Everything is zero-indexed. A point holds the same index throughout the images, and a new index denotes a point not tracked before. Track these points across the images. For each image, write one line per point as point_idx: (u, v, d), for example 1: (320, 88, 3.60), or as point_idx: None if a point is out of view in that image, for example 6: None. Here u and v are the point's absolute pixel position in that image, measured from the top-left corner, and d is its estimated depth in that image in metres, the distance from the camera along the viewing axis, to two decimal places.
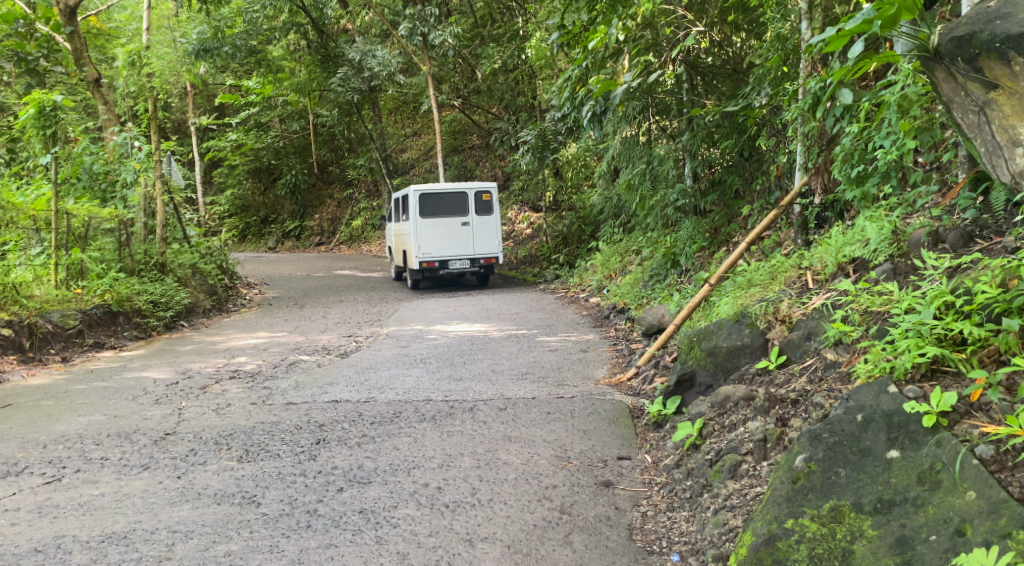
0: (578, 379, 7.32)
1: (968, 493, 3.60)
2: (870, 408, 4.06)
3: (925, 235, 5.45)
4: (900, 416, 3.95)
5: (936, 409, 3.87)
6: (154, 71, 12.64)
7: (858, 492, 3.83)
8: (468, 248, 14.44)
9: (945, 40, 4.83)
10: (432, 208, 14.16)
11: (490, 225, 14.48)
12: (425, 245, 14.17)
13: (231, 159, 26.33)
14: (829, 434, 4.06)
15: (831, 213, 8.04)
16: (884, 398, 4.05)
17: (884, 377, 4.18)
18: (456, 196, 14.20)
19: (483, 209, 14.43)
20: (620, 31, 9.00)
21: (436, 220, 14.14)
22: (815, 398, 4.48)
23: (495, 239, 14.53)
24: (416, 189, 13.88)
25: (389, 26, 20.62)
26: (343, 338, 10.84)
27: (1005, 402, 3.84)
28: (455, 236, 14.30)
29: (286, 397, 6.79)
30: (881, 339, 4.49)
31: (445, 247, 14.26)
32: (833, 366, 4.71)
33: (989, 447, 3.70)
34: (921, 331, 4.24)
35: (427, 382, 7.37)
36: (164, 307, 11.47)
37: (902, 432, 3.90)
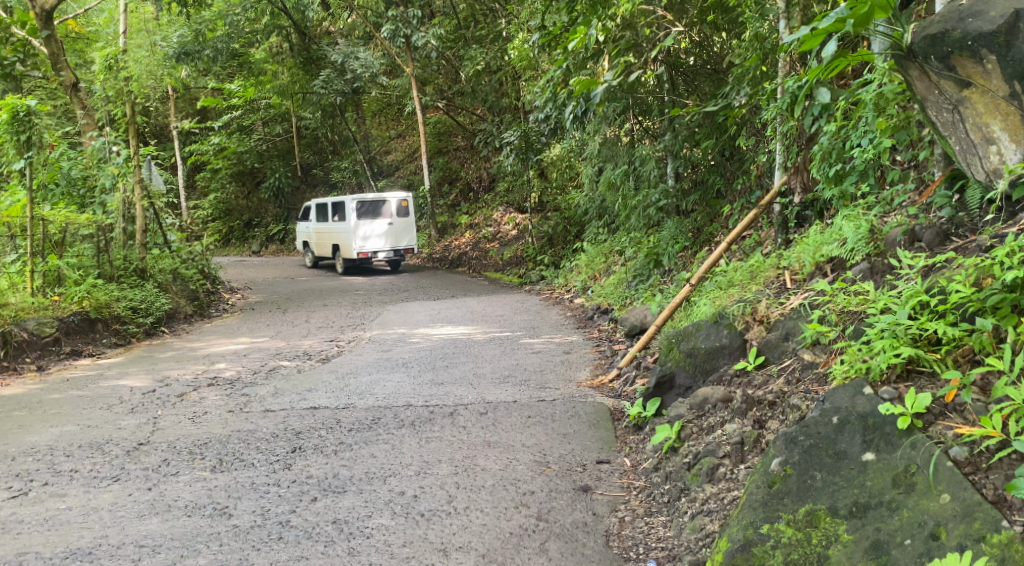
0: (560, 382, 7.28)
1: (942, 496, 3.60)
2: (845, 410, 4.03)
3: (901, 234, 5.46)
4: (875, 418, 3.93)
5: (910, 411, 3.86)
6: (131, 75, 12.59)
7: (834, 496, 3.81)
8: (391, 242, 17.86)
9: (918, 38, 4.80)
10: (364, 211, 17.46)
11: (409, 224, 17.98)
12: (358, 240, 17.47)
13: (213, 162, 26.22)
14: (804, 437, 4.03)
15: (811, 212, 8.05)
16: (859, 400, 4.03)
17: (860, 378, 4.16)
18: (381, 202, 17.49)
19: (402, 212, 17.79)
20: (599, 32, 8.99)
21: (367, 221, 17.44)
22: (792, 400, 4.46)
23: (414, 235, 18.04)
24: (352, 198, 17.05)
25: (372, 29, 20.71)
26: (325, 343, 10.75)
27: (978, 403, 3.82)
28: (381, 233, 17.75)
29: (264, 405, 6.75)
30: (857, 339, 4.47)
31: (374, 241, 17.68)
32: (811, 367, 4.69)
33: (963, 449, 3.70)
34: (896, 331, 4.22)
35: (408, 387, 7.31)
36: (144, 314, 11.37)
37: (878, 434, 3.88)
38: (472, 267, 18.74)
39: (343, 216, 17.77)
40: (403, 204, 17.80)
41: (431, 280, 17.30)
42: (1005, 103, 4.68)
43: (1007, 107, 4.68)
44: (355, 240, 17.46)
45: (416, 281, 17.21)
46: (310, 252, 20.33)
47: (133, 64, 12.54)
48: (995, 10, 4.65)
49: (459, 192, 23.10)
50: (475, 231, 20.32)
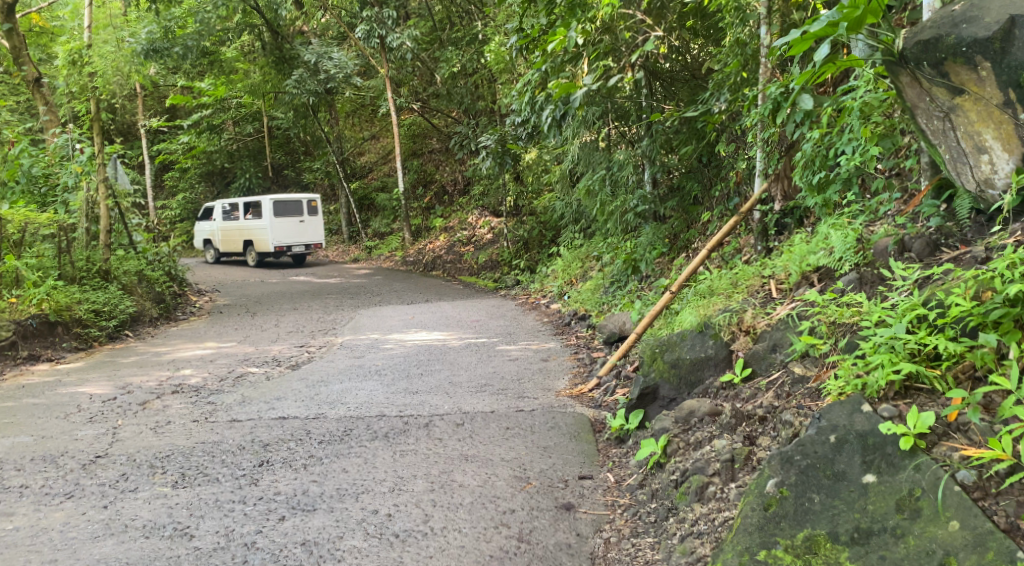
0: (538, 391, 7.10)
1: (951, 523, 3.52)
2: (843, 428, 3.97)
3: (891, 243, 5.35)
4: (876, 437, 3.86)
5: (914, 431, 3.77)
6: (96, 71, 12.35)
7: (834, 520, 3.73)
8: (303, 238, 20.60)
9: (911, 44, 4.70)
10: (280, 210, 20.08)
11: (316, 222, 20.86)
12: (276, 236, 20.06)
13: (182, 162, 25.82)
14: (801, 457, 3.96)
15: (791, 219, 7.95)
16: (857, 418, 3.96)
17: (857, 394, 4.07)
18: (295, 202, 20.22)
19: (312, 212, 20.63)
20: (578, 35, 8.83)
21: (283, 219, 20.10)
22: (784, 416, 4.37)
23: (320, 232, 20.96)
24: (271, 199, 19.57)
25: (347, 28, 20.62)
26: (295, 349, 10.50)
27: (984, 423, 3.73)
28: (293, 230, 20.43)
29: (230, 414, 6.70)
30: (850, 353, 4.40)
31: (288, 237, 20.27)
32: (801, 381, 4.59)
33: (972, 472, 3.61)
34: (893, 346, 4.12)
35: (382, 395, 7.12)
36: (107, 317, 11.13)
37: (879, 455, 3.81)
38: (446, 271, 18.53)
39: (259, 215, 20.18)
40: (313, 205, 20.65)
41: (405, 284, 17.07)
42: (998, 112, 4.56)
43: (1000, 115, 4.56)
44: (273, 235, 19.98)
45: (389, 285, 16.98)
46: (211, 248, 22.28)
47: (98, 59, 12.28)
48: (991, 15, 4.54)
49: (433, 195, 22.87)
50: (449, 234, 20.10)
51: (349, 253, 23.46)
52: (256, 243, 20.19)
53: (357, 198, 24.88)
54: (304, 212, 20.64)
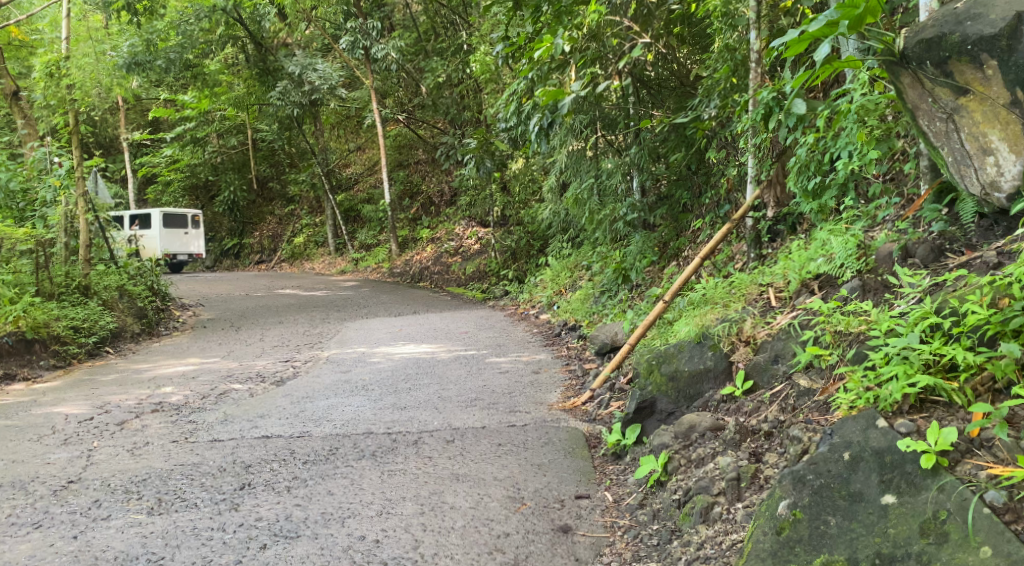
0: (530, 405, 6.89)
1: (982, 549, 3.47)
2: (857, 445, 3.92)
3: (895, 249, 5.20)
4: (894, 455, 3.81)
5: (935, 449, 3.72)
6: (74, 82, 12.04)
7: (852, 546, 3.68)
8: (187, 247, 22.67)
9: (912, 43, 4.54)
10: (169, 221, 22.12)
11: (198, 234, 23.05)
12: (163, 244, 22.10)
13: (166, 175, 25.53)
14: (814, 476, 3.92)
15: (783, 226, 7.75)
16: (872, 434, 3.92)
17: (870, 409, 4.03)
18: (180, 215, 22.34)
19: (195, 224, 22.83)
20: (565, 41, 8.70)
21: (171, 229, 22.14)
22: (793, 431, 4.31)
23: (202, 243, 23.25)
24: (160, 211, 21.59)
25: (331, 40, 20.51)
26: (279, 364, 10.24)
27: (1010, 439, 3.70)
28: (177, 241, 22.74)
29: (211, 434, 6.48)
30: (859, 364, 4.35)
31: (174, 246, 22.34)
32: (808, 393, 4.54)
33: (1002, 494, 3.55)
34: (908, 356, 4.10)
35: (368, 412, 6.90)
36: (86, 333, 10.94)
37: (898, 474, 3.76)
38: (434, 282, 18.30)
39: (147, 226, 22.12)
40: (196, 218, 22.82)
41: (392, 295, 16.85)
42: (1006, 112, 4.40)
43: (1007, 115, 4.40)
44: (162, 244, 22.08)
45: (375, 297, 16.76)
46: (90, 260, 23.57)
47: (76, 71, 11.96)
48: (998, 11, 4.38)
49: (419, 206, 22.63)
50: (436, 245, 19.85)
51: (336, 265, 23.20)
52: (144, 251, 22.07)
53: (343, 210, 24.63)
54: (187, 224, 22.87)
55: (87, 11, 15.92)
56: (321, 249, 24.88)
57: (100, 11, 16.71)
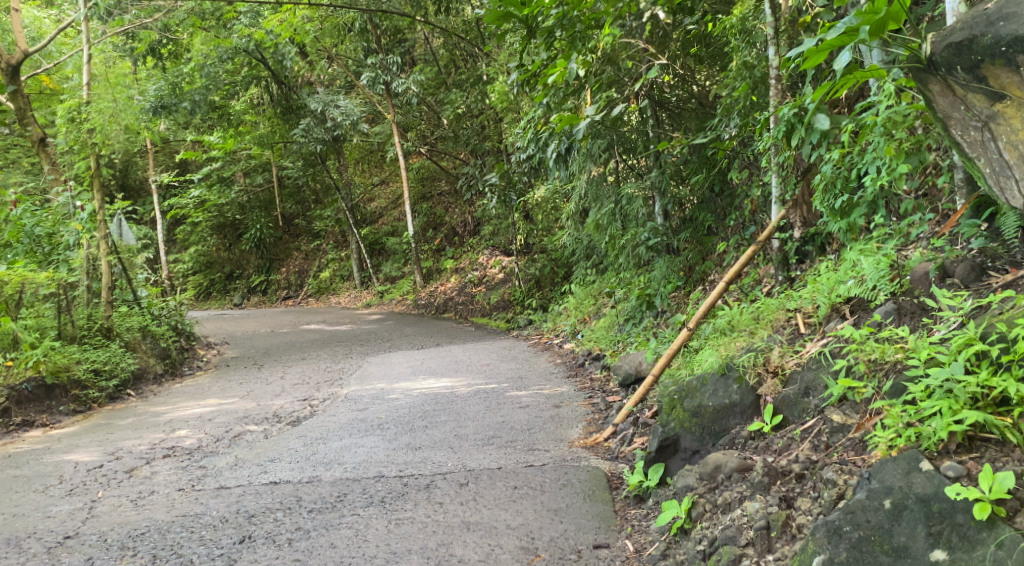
0: (549, 442, 6.58)
1: None
2: (900, 491, 3.97)
3: (931, 269, 4.93)
4: (943, 504, 3.87)
5: (990, 498, 3.77)
6: (95, 126, 11.99)
7: None
8: None
9: (940, 47, 4.23)
10: None
11: None
12: None
13: (193, 216, 25.46)
14: (851, 528, 3.97)
15: (812, 246, 7.45)
16: (916, 480, 3.96)
17: (913, 449, 4.07)
18: None
19: None
20: (579, 65, 8.48)
21: None
22: (826, 473, 4.28)
23: None
24: None
25: (352, 77, 20.45)
26: (297, 403, 10.01)
27: None
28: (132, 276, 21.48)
29: (218, 481, 6.22)
30: (897, 397, 4.34)
31: None
32: (841, 430, 4.50)
33: None
34: (953, 388, 4.11)
35: (381, 453, 6.63)
36: (107, 376, 10.80)
37: (949, 526, 3.83)
38: (458, 313, 18.06)
39: None
40: None
41: (416, 327, 16.60)
42: None
43: None
44: None
45: (399, 330, 16.52)
46: None
47: (95, 114, 11.99)
48: None
49: (443, 236, 22.44)
50: (461, 275, 19.60)
51: (361, 298, 23.05)
52: None
53: (367, 243, 24.46)
54: None
55: (114, 53, 15.88)
56: (346, 283, 24.77)
57: (124, 55, 16.73)
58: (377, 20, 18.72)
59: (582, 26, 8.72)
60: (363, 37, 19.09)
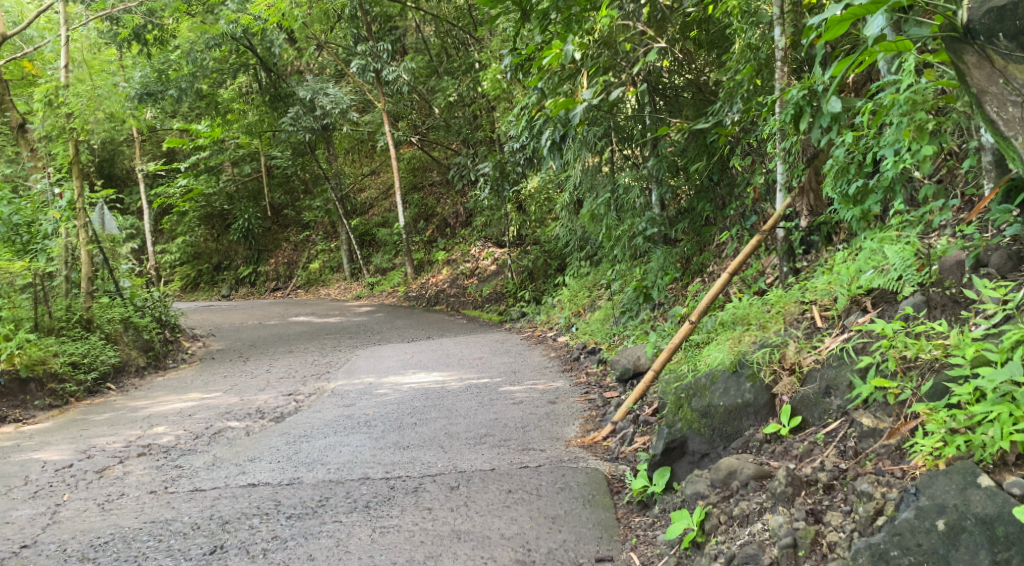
0: (545, 441, 6.23)
1: None
2: (956, 510, 3.75)
3: (967, 258, 4.72)
4: (1006, 526, 3.65)
5: None
6: (73, 111, 11.60)
7: None
8: None
9: (980, 13, 4.00)
10: None
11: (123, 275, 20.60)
12: None
13: (180, 206, 24.97)
14: (901, 551, 3.76)
15: (817, 236, 7.07)
16: (973, 498, 3.75)
17: (969, 463, 3.85)
18: None
19: None
20: (575, 48, 8.09)
21: None
22: (861, 485, 4.10)
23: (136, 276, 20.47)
24: None
25: (343, 65, 19.96)
26: (282, 397, 9.64)
27: None
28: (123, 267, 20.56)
29: (193, 482, 5.83)
30: (937, 399, 4.20)
31: None
32: (871, 434, 4.33)
33: None
34: (1011, 391, 3.93)
35: (367, 452, 6.28)
36: (86, 369, 10.41)
37: (1012, 550, 3.62)
38: (450, 305, 17.68)
39: None
40: None
41: (407, 320, 16.21)
42: None
43: None
44: None
45: (390, 322, 16.14)
46: None
47: (73, 98, 11.53)
48: None
49: (435, 228, 22.03)
50: (452, 267, 19.21)
51: (351, 290, 22.67)
52: None
53: (358, 234, 24.01)
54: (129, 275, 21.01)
55: (101, 38, 15.42)
56: (336, 274, 24.37)
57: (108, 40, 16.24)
58: (367, 5, 18.33)
59: (578, 9, 8.23)
60: (353, 24, 18.71)
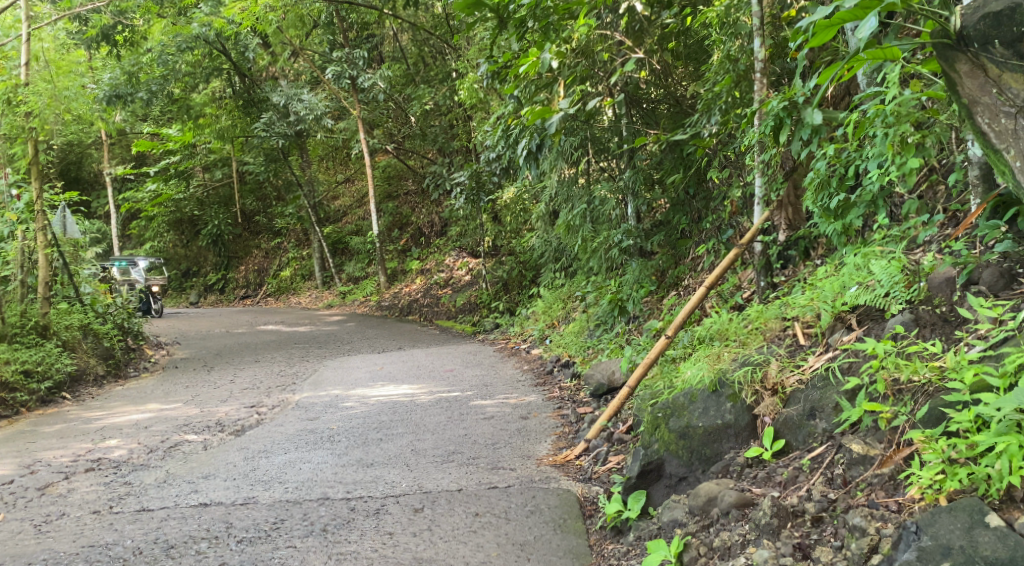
0: (515, 459, 5.98)
1: None
2: (963, 550, 3.58)
3: (959, 276, 4.55)
4: None
5: None
6: (32, 109, 11.09)
7: None
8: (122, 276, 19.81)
9: (975, 19, 3.81)
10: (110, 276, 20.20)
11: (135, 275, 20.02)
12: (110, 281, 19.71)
13: (148, 210, 24.45)
14: None
15: (795, 251, 6.89)
16: (980, 537, 3.58)
17: (975, 498, 3.68)
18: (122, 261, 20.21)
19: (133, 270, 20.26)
20: (551, 57, 7.89)
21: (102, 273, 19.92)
22: (853, 518, 3.90)
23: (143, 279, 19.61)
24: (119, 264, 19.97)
25: (318, 72, 19.61)
26: (244, 409, 9.31)
27: None
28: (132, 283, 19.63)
29: (141, 501, 5.53)
30: (933, 425, 4.01)
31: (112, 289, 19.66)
32: (862, 462, 4.14)
33: None
34: (1015, 421, 3.73)
35: (329, 470, 6.00)
36: (39, 378, 10.00)
37: None
38: (423, 315, 17.36)
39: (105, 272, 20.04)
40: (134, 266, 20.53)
41: (378, 330, 15.92)
42: None
43: None
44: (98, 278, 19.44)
45: (361, 332, 15.82)
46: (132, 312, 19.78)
47: (33, 96, 10.98)
48: None
49: (409, 237, 21.77)
50: (426, 277, 18.91)
51: (322, 299, 22.28)
52: None
53: (330, 242, 23.67)
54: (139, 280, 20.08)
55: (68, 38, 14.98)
56: (308, 283, 24.04)
57: (77, 42, 15.81)
58: (343, 12, 18.16)
59: (556, 18, 7.98)
60: (329, 30, 18.52)
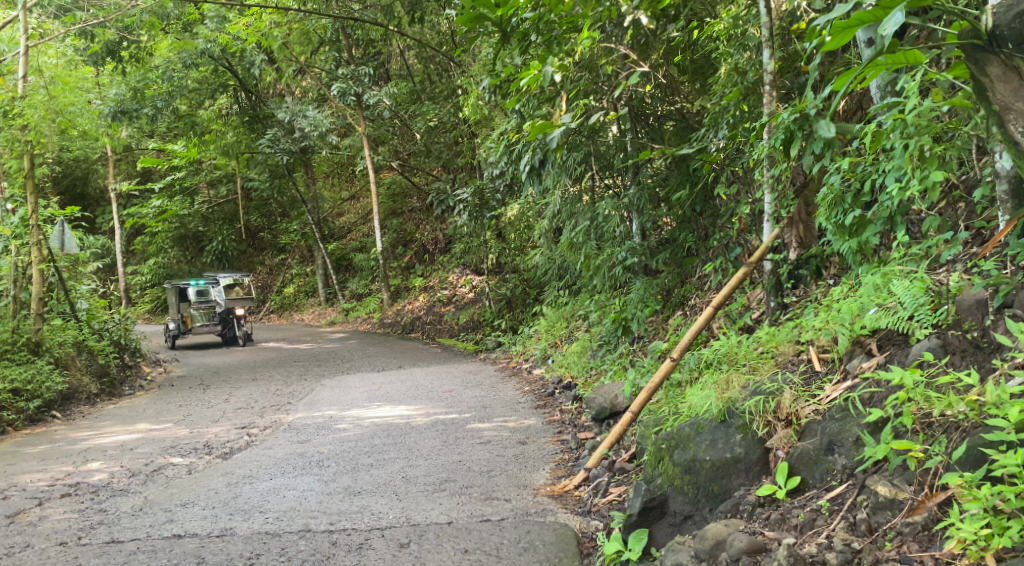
0: (509, 489, 5.63)
1: None
2: None
3: (995, 298, 4.21)
4: None
5: None
6: (28, 122, 10.71)
7: None
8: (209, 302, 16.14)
9: (1008, 18, 3.56)
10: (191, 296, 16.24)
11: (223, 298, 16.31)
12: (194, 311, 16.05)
13: (153, 227, 24.18)
14: None
15: (806, 270, 6.56)
16: None
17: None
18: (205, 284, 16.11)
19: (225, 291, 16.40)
20: (555, 70, 7.55)
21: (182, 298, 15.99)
22: None
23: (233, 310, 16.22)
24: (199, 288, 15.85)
25: (325, 89, 19.40)
26: (234, 431, 8.99)
27: None
28: (210, 308, 16.12)
29: (113, 533, 5.23)
30: (976, 468, 3.69)
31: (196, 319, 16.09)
32: (891, 508, 3.81)
33: None
34: None
35: (313, 499, 5.67)
36: (28, 397, 9.71)
37: None
38: (426, 333, 17.07)
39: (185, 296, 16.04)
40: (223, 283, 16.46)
41: (379, 348, 15.63)
42: None
43: None
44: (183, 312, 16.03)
45: (362, 350, 15.51)
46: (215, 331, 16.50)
47: (28, 110, 10.61)
48: None
49: (413, 254, 21.56)
50: (429, 294, 18.62)
51: (325, 316, 22.04)
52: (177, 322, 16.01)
53: (334, 258, 23.39)
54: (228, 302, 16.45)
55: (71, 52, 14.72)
56: (311, 299, 23.84)
57: (83, 58, 15.58)
58: (349, 29, 17.85)
59: (559, 31, 7.97)
60: (334, 46, 18.29)
